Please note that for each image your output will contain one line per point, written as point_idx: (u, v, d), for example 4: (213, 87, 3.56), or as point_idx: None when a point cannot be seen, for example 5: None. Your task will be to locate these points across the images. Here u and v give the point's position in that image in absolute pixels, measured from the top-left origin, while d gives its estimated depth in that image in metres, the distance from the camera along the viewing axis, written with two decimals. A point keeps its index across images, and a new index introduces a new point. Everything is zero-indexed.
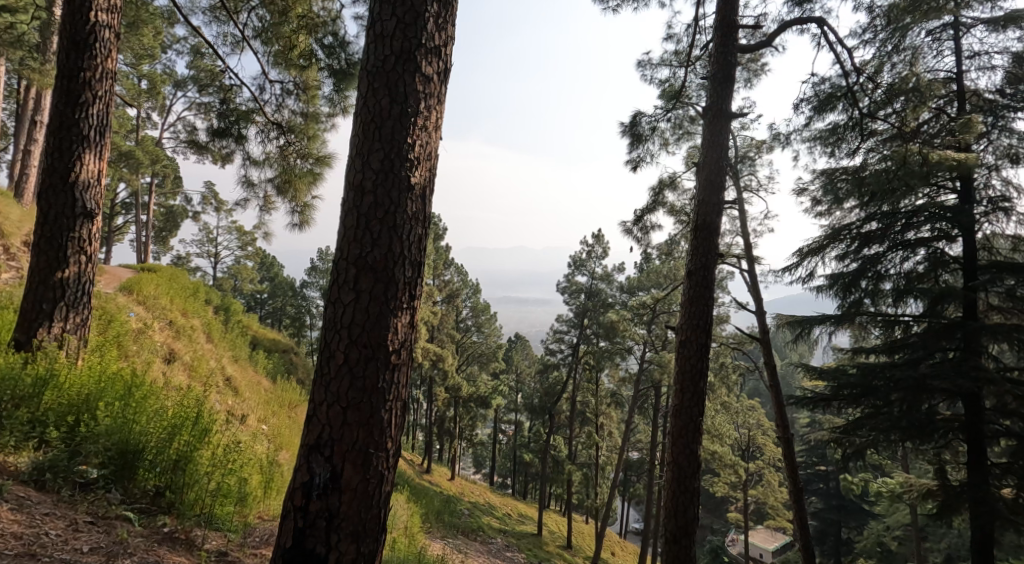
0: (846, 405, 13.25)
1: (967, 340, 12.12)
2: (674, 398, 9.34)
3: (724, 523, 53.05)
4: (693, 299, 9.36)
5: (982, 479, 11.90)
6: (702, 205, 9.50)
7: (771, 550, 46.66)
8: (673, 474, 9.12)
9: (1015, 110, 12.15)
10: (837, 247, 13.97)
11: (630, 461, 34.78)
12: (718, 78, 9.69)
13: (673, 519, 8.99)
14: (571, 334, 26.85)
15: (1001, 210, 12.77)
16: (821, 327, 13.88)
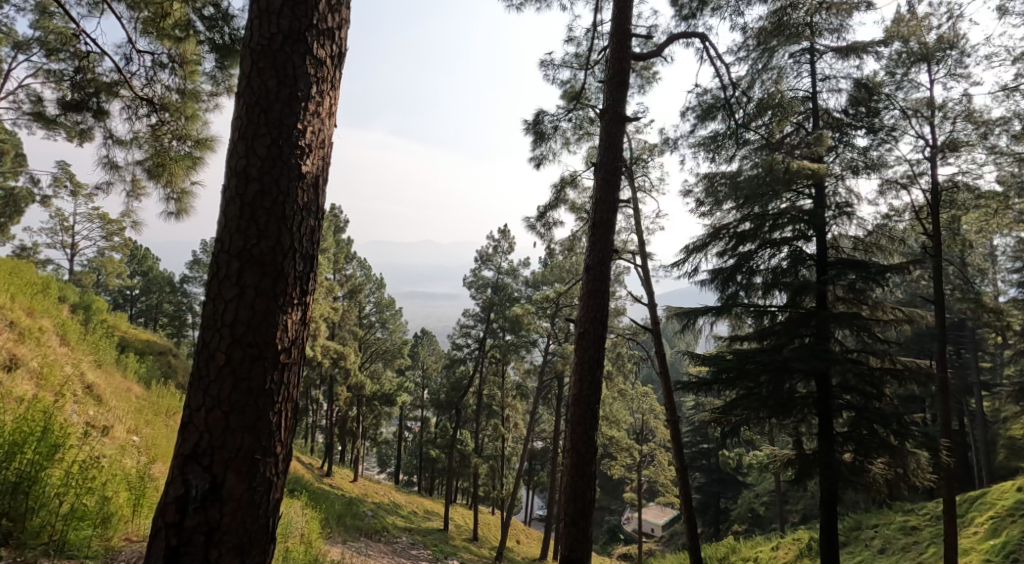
0: (724, 388, 14.06)
1: (820, 327, 13.20)
2: (572, 388, 9.48)
3: (620, 503, 55.28)
4: (592, 292, 9.49)
5: (829, 446, 13.07)
6: (598, 202, 9.67)
7: (662, 524, 49.14)
8: (572, 462, 9.24)
9: (854, 129, 13.70)
10: (717, 245, 14.80)
11: (534, 450, 35.38)
12: (613, 83, 9.90)
13: (572, 503, 9.14)
14: (478, 328, 26.57)
15: (845, 215, 13.81)
16: (703, 318, 14.32)
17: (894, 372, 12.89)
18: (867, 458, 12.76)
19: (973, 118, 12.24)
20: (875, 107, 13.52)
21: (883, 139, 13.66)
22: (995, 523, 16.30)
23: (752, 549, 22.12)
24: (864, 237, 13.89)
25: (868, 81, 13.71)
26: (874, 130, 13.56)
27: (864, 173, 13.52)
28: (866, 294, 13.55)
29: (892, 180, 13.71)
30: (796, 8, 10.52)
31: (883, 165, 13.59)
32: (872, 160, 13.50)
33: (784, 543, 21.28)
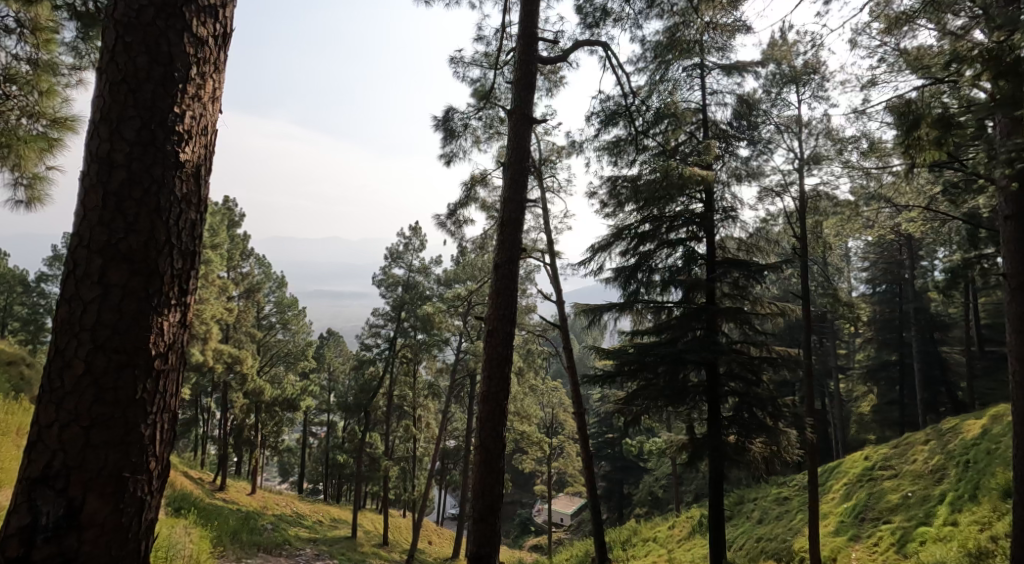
0: (626, 379, 14.66)
1: (710, 321, 14.02)
2: (481, 385, 9.64)
3: (531, 496, 56.24)
4: (501, 290, 9.70)
5: (716, 430, 13.96)
6: (507, 201, 9.86)
7: (572, 514, 50.37)
8: (481, 459, 9.41)
9: (738, 140, 14.70)
10: (620, 245, 15.36)
11: (447, 449, 35.42)
12: (521, 84, 10.12)
13: (481, 499, 9.30)
14: (388, 327, 26.10)
15: (731, 218, 14.73)
16: (607, 313, 14.81)
17: (770, 360, 13.97)
18: (747, 439, 13.77)
19: (832, 135, 13.27)
20: (755, 121, 14.52)
21: (761, 151, 14.66)
22: (850, 490, 18.04)
23: (652, 531, 23.14)
24: (746, 239, 14.90)
25: (750, 97, 14.70)
26: (753, 142, 14.58)
27: (746, 181, 14.47)
28: (748, 290, 14.65)
29: (769, 189, 14.71)
30: (689, 25, 11.14)
31: (761, 174, 14.57)
32: (752, 168, 14.45)
33: (679, 523, 22.44)
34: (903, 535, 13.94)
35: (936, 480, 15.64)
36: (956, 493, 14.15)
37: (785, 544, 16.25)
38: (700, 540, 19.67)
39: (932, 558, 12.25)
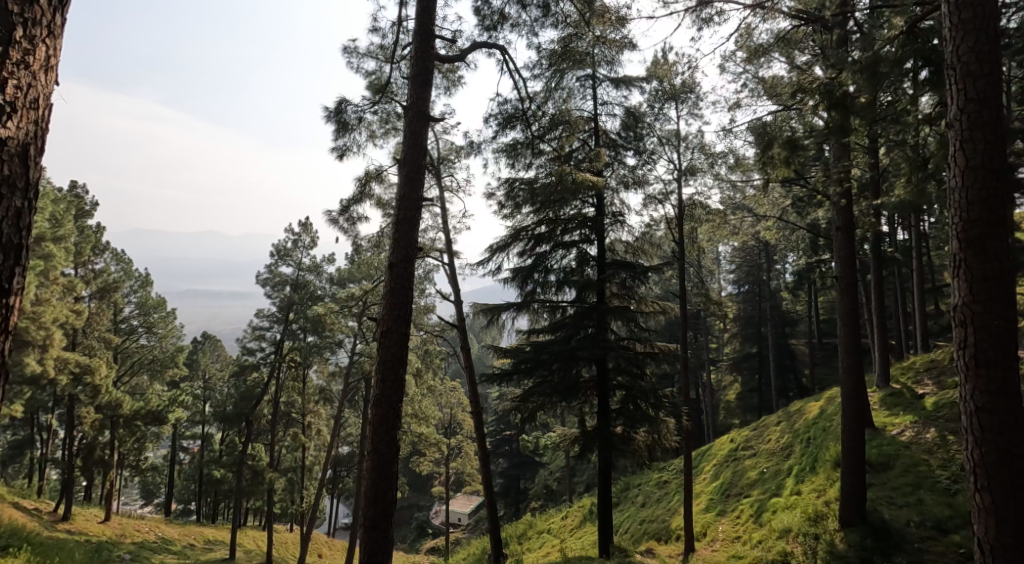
0: (523, 377, 15.22)
1: (600, 319, 14.89)
2: (375, 388, 9.90)
3: (429, 498, 56.21)
4: (396, 290, 10.00)
5: (605, 423, 14.84)
6: (403, 198, 10.20)
7: (469, 513, 50.83)
8: (373, 464, 9.68)
9: (625, 150, 15.68)
10: (517, 246, 15.97)
11: (339, 455, 34.87)
12: (418, 81, 10.46)
13: (373, 506, 9.58)
14: (274, 330, 25.77)
15: (619, 223, 15.69)
16: (505, 313, 15.34)
17: (653, 355, 15.05)
18: (632, 429, 14.78)
19: (705, 149, 14.45)
20: (640, 133, 15.55)
21: (646, 160, 15.69)
22: (718, 472, 19.71)
23: (546, 523, 24.05)
24: (633, 243, 15.95)
25: (636, 110, 15.70)
26: (639, 152, 15.60)
27: (632, 189, 15.45)
28: (635, 290, 15.65)
29: (652, 196, 15.80)
30: (581, 37, 11.80)
31: (646, 182, 15.62)
32: (637, 176, 15.46)
33: (571, 513, 23.48)
34: (759, 507, 15.38)
35: (787, 456, 17.51)
36: (801, 466, 15.85)
37: (664, 524, 17.49)
38: (590, 529, 20.70)
39: (781, 524, 13.62)
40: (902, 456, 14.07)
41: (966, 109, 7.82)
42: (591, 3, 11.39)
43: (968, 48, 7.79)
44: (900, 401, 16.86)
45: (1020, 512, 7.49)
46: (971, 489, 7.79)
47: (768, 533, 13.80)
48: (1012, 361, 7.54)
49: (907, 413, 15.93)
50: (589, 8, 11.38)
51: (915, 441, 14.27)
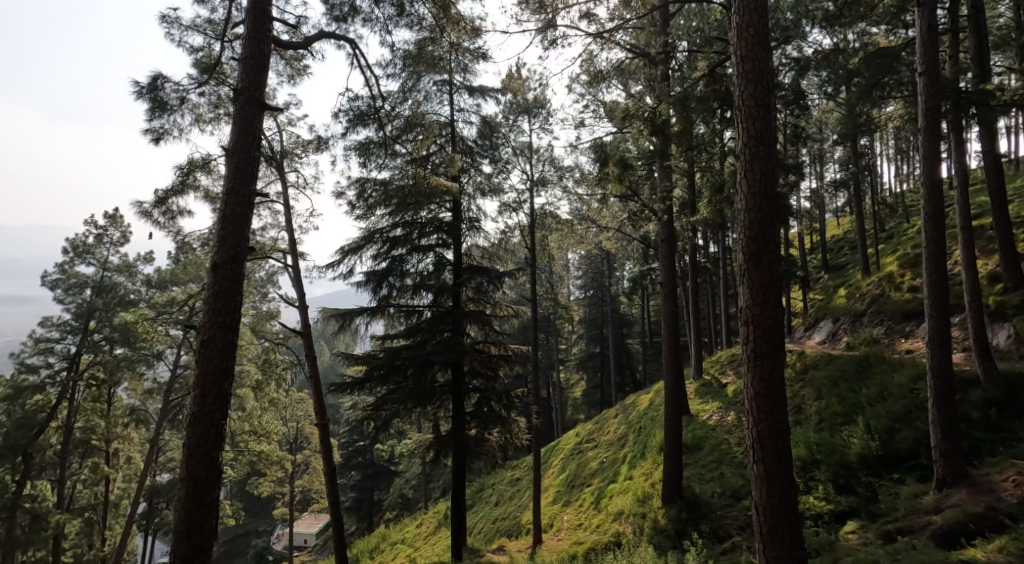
0: (375, 385, 15.07)
1: (455, 324, 15.41)
2: (193, 404, 9.64)
3: (268, 523, 53.05)
4: (219, 294, 9.82)
5: (459, 425, 15.27)
6: (232, 194, 10.03)
7: (314, 534, 48.69)
8: (191, 487, 9.47)
9: (481, 158, 16.26)
10: (371, 248, 15.85)
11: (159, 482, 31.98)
12: (251, 65, 10.31)
13: (188, 535, 9.37)
14: (66, 342, 23.03)
15: (475, 228, 16.32)
16: (360, 318, 15.12)
17: (506, 357, 15.82)
18: (486, 430, 15.36)
19: (555, 162, 15.38)
20: (495, 142, 16.24)
21: (500, 169, 16.37)
22: (563, 466, 20.81)
23: (400, 533, 24.04)
24: (488, 248, 16.60)
25: (492, 120, 16.38)
26: (494, 160, 16.26)
27: (487, 196, 16.07)
28: (489, 295, 16.25)
29: (507, 204, 16.50)
30: (436, 42, 12.10)
31: (501, 190, 16.28)
32: (492, 185, 16.07)
33: (425, 520, 23.72)
34: (598, 495, 16.55)
35: (622, 444, 19.02)
36: (633, 453, 17.26)
37: (514, 521, 18.26)
38: (441, 536, 20.92)
39: (617, 508, 14.85)
40: (710, 437, 15.89)
41: (748, 144, 8.98)
42: (446, 9, 11.81)
43: (750, 94, 8.98)
44: (710, 390, 18.88)
45: (786, 478, 8.77)
46: (749, 461, 9.00)
47: (606, 517, 14.99)
48: (778, 351, 8.83)
49: (714, 400, 17.98)
50: (443, 14, 11.83)
51: (718, 424, 16.23)
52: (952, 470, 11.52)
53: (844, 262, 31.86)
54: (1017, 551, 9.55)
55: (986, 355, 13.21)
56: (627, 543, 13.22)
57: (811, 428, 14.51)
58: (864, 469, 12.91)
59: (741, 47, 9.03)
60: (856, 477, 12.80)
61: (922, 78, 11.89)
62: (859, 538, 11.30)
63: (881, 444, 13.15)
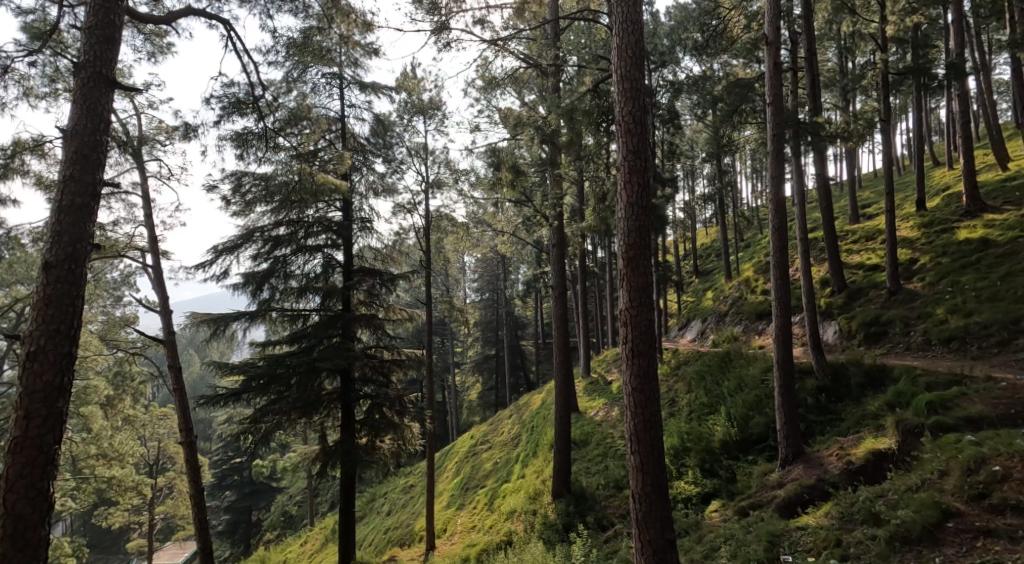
0: (254, 395, 14.60)
1: (345, 328, 15.19)
2: (16, 428, 8.89)
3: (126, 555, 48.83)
4: (52, 300, 9.09)
5: (348, 433, 15.11)
6: (71, 184, 9.28)
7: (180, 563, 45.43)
8: (13, 523, 8.74)
9: (374, 157, 16.15)
10: (250, 248, 15.24)
11: None
12: (100, 38, 9.52)
13: None
14: None
15: (367, 228, 16.18)
16: (236, 323, 14.38)
17: (398, 362, 15.84)
18: (377, 439, 15.20)
19: (450, 165, 15.54)
20: (388, 141, 16.22)
21: (394, 169, 16.34)
22: (459, 468, 21.00)
23: (282, 553, 23.25)
24: (382, 249, 16.50)
25: (385, 119, 16.35)
26: (388, 160, 16.22)
27: (381, 196, 16.00)
28: (380, 298, 16.22)
29: (401, 205, 16.49)
30: (324, 32, 11.88)
31: (395, 191, 16.28)
32: (387, 184, 16.03)
33: (310, 539, 23.21)
34: (492, 495, 16.91)
35: (515, 444, 19.50)
36: (526, 452, 17.70)
37: (406, 530, 18.22)
38: (330, 551, 20.50)
39: (509, 507, 15.19)
40: (596, 431, 16.61)
41: (626, 158, 9.47)
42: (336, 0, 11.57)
43: (628, 112, 9.48)
44: (598, 388, 19.65)
45: (659, 464, 9.38)
46: (627, 453, 9.52)
47: (498, 518, 15.30)
48: (653, 350, 9.40)
49: (601, 397, 18.78)
50: (333, 5, 11.59)
51: (604, 420, 17.01)
52: (791, 449, 12.64)
53: (711, 268, 34.27)
54: (838, 514, 10.52)
55: (817, 349, 14.41)
56: (518, 542, 13.61)
57: (682, 419, 15.60)
58: (724, 453, 14.00)
59: (622, 66, 9.52)
60: (718, 460, 13.86)
61: (772, 108, 12.76)
62: (719, 515, 12.23)
63: (738, 430, 14.26)
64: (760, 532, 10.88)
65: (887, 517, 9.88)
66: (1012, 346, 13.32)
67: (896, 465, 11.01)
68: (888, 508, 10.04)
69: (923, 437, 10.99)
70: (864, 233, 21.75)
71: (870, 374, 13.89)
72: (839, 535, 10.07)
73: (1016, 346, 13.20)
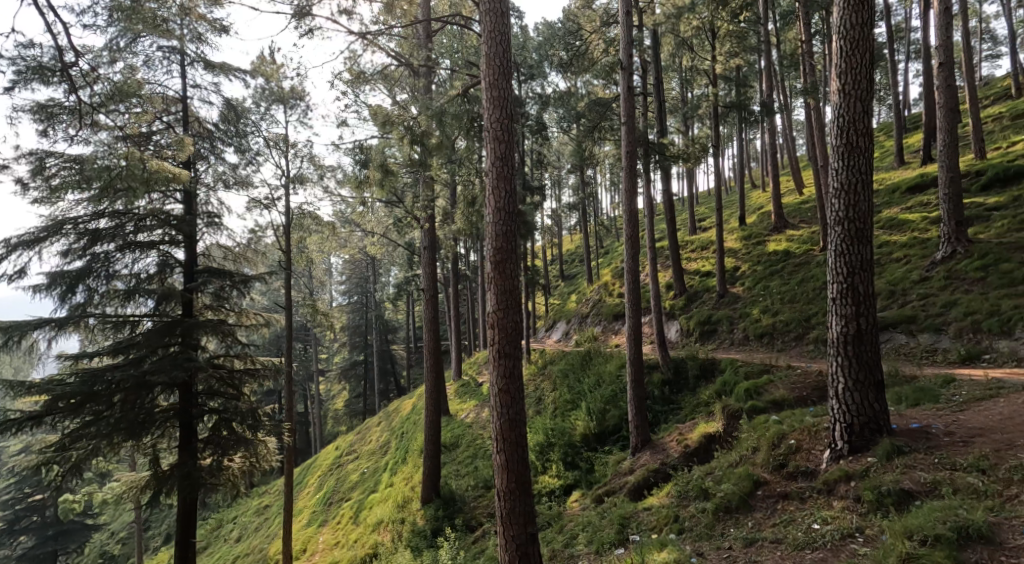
0: (62, 417, 13.29)
1: (186, 335, 14.37)
2: None
3: None
4: None
5: (189, 455, 14.40)
6: None
7: None
8: None
9: (224, 145, 15.46)
10: (61, 242, 13.82)
11: None
12: None
13: None
14: None
15: (214, 224, 15.42)
16: (38, 332, 13.20)
17: (252, 372, 15.32)
18: (225, 457, 14.54)
19: (314, 161, 15.24)
20: (242, 130, 15.61)
21: (250, 161, 15.75)
22: (322, 482, 20.92)
23: None
24: (233, 249, 16.02)
25: (238, 105, 15.72)
26: (241, 150, 15.60)
27: (233, 189, 15.35)
28: (228, 302, 15.58)
29: (257, 200, 15.92)
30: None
31: (250, 184, 15.68)
32: (240, 177, 15.42)
33: None
34: (358, 507, 16.74)
35: (383, 452, 19.52)
36: (395, 459, 17.67)
37: (264, 552, 17.60)
38: None
39: (377, 518, 15.11)
40: (466, 434, 16.95)
41: (494, 165, 9.73)
42: None
43: (497, 120, 9.76)
44: (469, 390, 20.11)
45: (522, 462, 9.69)
46: (493, 452, 9.78)
47: (364, 530, 15.18)
48: (517, 352, 9.71)
49: (472, 399, 19.20)
50: None
51: (474, 421, 17.40)
52: (639, 438, 13.44)
53: (575, 273, 35.74)
54: (676, 493, 11.30)
55: (662, 345, 15.41)
56: (385, 552, 13.64)
57: (548, 416, 16.26)
58: (584, 445, 14.70)
59: (492, 75, 9.73)
60: (578, 453, 14.52)
61: (626, 126, 13.53)
62: (579, 505, 12.83)
63: (596, 423, 14.94)
64: (614, 516, 11.57)
65: (713, 491, 10.68)
66: (805, 339, 14.91)
67: (721, 446, 12.05)
68: (715, 482, 10.90)
69: (742, 419, 12.20)
70: (700, 243, 23.70)
71: (703, 366, 15.14)
72: (676, 512, 10.82)
73: (810, 338, 14.81)
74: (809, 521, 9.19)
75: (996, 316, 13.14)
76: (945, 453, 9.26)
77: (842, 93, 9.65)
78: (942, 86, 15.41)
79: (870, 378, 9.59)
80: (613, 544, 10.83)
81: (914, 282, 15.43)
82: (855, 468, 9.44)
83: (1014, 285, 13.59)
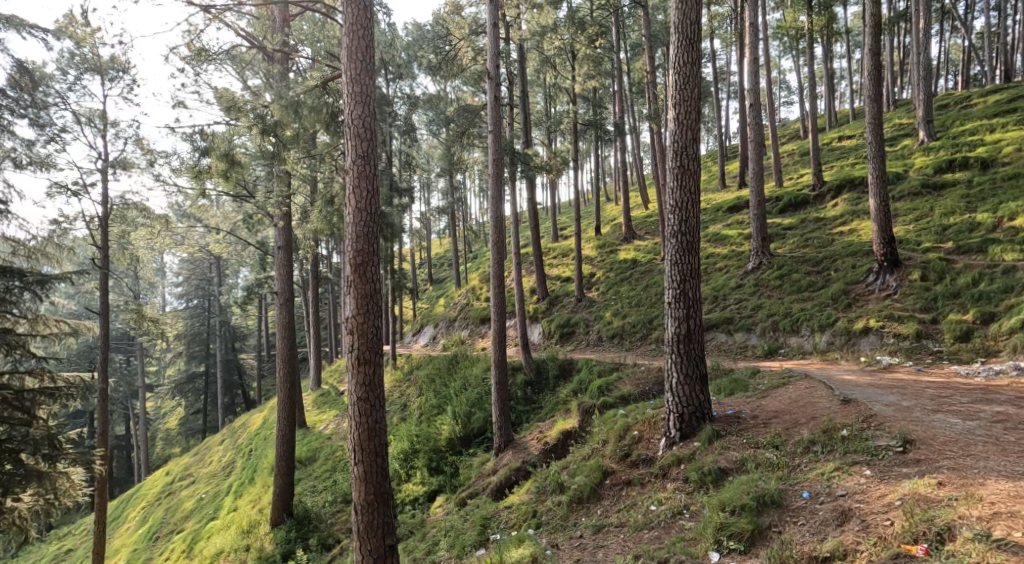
0: None
1: None
2: None
3: None
4: None
5: None
6: None
7: None
8: None
9: (18, 115, 14.06)
10: None
11: None
12: None
13: None
14: None
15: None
16: None
17: (50, 392, 13.92)
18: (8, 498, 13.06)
19: (142, 145, 14.45)
20: (41, 99, 14.36)
21: (52, 139, 14.52)
22: (145, 517, 19.65)
23: None
24: (26, 244, 14.63)
25: (35, 69, 14.41)
26: (39, 124, 14.33)
27: (27, 169, 14.03)
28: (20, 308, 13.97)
29: (61, 184, 14.74)
30: None
31: (50, 164, 14.45)
32: (37, 156, 14.13)
33: None
34: (191, 540, 15.72)
35: (225, 476, 19.11)
36: (240, 482, 17.17)
37: None
38: None
39: (215, 547, 14.41)
40: (324, 447, 16.65)
41: (355, 163, 9.58)
42: None
43: (359, 116, 9.59)
44: (328, 399, 19.84)
45: (381, 472, 9.67)
46: (352, 464, 9.67)
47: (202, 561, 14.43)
48: (378, 357, 9.66)
49: (331, 410, 19.00)
50: None
51: (333, 433, 17.17)
52: (503, 438, 13.73)
53: (444, 277, 35.92)
54: (535, 489, 11.67)
55: (525, 347, 15.79)
56: None
57: (413, 422, 16.20)
58: (450, 450, 14.80)
59: (352, 70, 9.55)
60: (444, 458, 14.63)
61: (493, 136, 13.82)
62: (442, 510, 12.92)
63: (461, 426, 15.10)
64: (476, 518, 11.73)
65: (568, 484, 11.11)
66: (649, 338, 15.93)
67: (575, 441, 12.55)
68: (569, 476, 11.35)
69: (594, 415, 12.72)
70: (560, 250, 24.63)
71: (562, 366, 15.73)
72: (535, 507, 11.17)
73: (652, 338, 15.83)
74: (648, 504, 9.78)
75: (788, 316, 14.73)
76: (751, 433, 10.13)
77: (676, 121, 10.30)
78: (752, 123, 16.99)
79: (695, 373, 10.30)
80: (475, 545, 10.97)
81: (731, 289, 16.87)
82: (684, 453, 10.16)
83: (802, 291, 15.35)
